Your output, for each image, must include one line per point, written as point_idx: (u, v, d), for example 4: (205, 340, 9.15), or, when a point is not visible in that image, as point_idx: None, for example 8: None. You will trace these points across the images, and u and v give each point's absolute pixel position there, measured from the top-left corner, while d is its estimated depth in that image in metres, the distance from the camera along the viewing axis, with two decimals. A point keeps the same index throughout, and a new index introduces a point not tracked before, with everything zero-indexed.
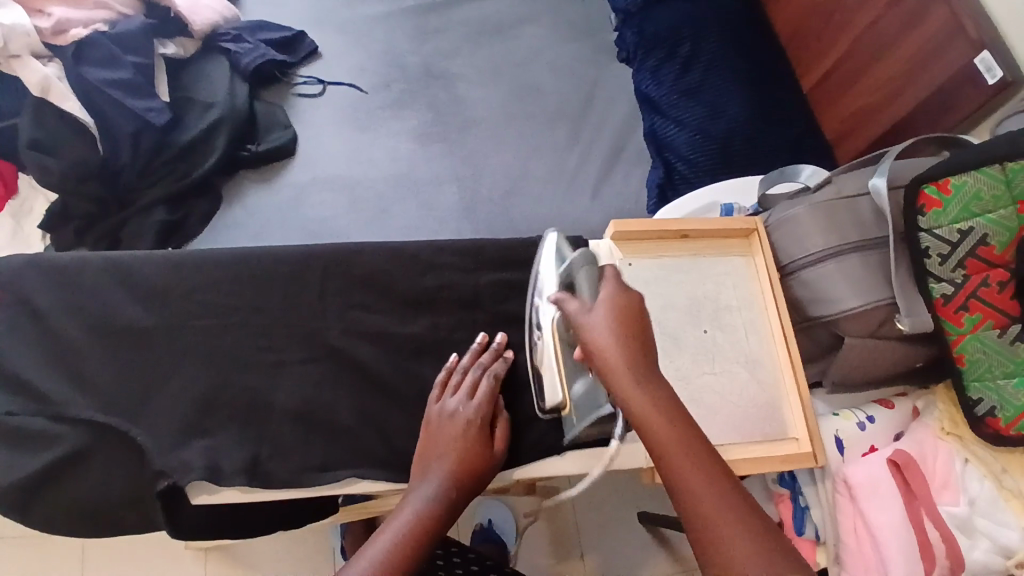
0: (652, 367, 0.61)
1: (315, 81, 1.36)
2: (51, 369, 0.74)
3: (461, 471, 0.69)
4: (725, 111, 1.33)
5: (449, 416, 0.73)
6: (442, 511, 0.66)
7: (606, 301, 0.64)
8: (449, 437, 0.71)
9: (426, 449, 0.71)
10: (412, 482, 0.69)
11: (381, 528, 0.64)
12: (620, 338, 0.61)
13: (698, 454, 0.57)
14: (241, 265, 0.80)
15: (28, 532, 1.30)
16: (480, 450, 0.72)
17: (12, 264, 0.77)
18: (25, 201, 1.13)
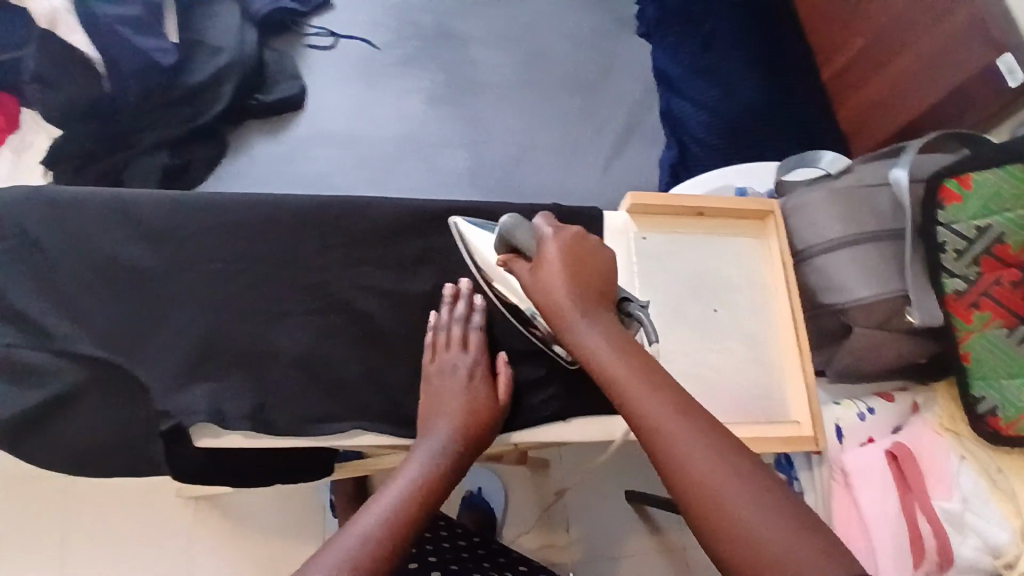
0: (598, 307, 0.64)
1: (326, 34, 1.33)
2: (54, 304, 0.73)
3: (466, 426, 0.71)
4: (743, 94, 1.31)
5: (452, 369, 0.75)
6: (447, 468, 0.68)
7: (551, 260, 0.66)
8: (451, 392, 0.73)
9: (428, 405, 0.73)
10: (417, 438, 0.71)
11: (385, 487, 0.65)
12: (568, 285, 0.65)
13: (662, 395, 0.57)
14: (247, 211, 0.78)
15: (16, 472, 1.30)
16: (484, 401, 0.74)
17: (14, 195, 0.75)
18: (27, 136, 1.11)
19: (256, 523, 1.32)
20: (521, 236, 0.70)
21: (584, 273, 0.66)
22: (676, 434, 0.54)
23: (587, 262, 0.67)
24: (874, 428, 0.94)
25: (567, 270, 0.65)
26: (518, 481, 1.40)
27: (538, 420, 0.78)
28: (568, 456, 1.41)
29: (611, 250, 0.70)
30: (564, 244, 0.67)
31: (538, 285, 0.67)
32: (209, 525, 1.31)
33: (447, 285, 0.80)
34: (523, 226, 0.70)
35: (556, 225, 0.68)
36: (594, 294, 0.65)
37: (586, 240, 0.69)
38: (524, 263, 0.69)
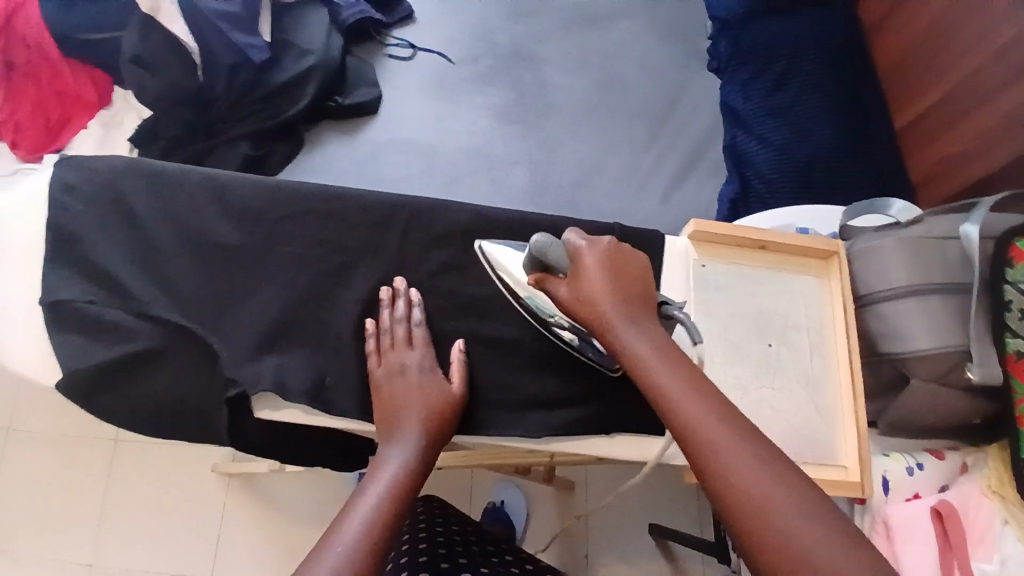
0: (645, 316, 0.67)
1: (407, 45, 1.39)
2: (142, 268, 0.78)
3: (428, 427, 0.73)
4: (812, 136, 1.31)
5: (401, 370, 0.75)
6: (413, 472, 0.69)
7: (591, 272, 0.67)
8: (406, 391, 0.74)
9: (385, 412, 0.74)
10: (380, 446, 0.72)
11: (353, 503, 0.66)
12: (614, 289, 0.66)
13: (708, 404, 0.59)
14: (326, 201, 0.82)
15: (79, 424, 1.46)
16: (442, 395, 0.75)
17: (115, 165, 0.80)
18: (118, 115, 1.27)
19: (286, 506, 1.41)
20: (555, 254, 0.68)
21: (629, 281, 0.68)
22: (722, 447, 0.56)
23: (629, 269, 0.69)
24: (920, 484, 0.92)
25: (606, 280, 0.67)
26: (543, 494, 1.41)
27: (578, 431, 0.79)
28: (593, 478, 1.42)
29: (648, 262, 0.71)
30: (603, 255, 0.68)
31: (581, 297, 0.67)
32: (238, 502, 1.41)
33: (383, 288, 0.80)
34: (553, 242, 0.68)
35: (592, 241, 0.69)
36: (638, 303, 0.67)
37: (625, 252, 0.70)
38: (561, 280, 0.69)
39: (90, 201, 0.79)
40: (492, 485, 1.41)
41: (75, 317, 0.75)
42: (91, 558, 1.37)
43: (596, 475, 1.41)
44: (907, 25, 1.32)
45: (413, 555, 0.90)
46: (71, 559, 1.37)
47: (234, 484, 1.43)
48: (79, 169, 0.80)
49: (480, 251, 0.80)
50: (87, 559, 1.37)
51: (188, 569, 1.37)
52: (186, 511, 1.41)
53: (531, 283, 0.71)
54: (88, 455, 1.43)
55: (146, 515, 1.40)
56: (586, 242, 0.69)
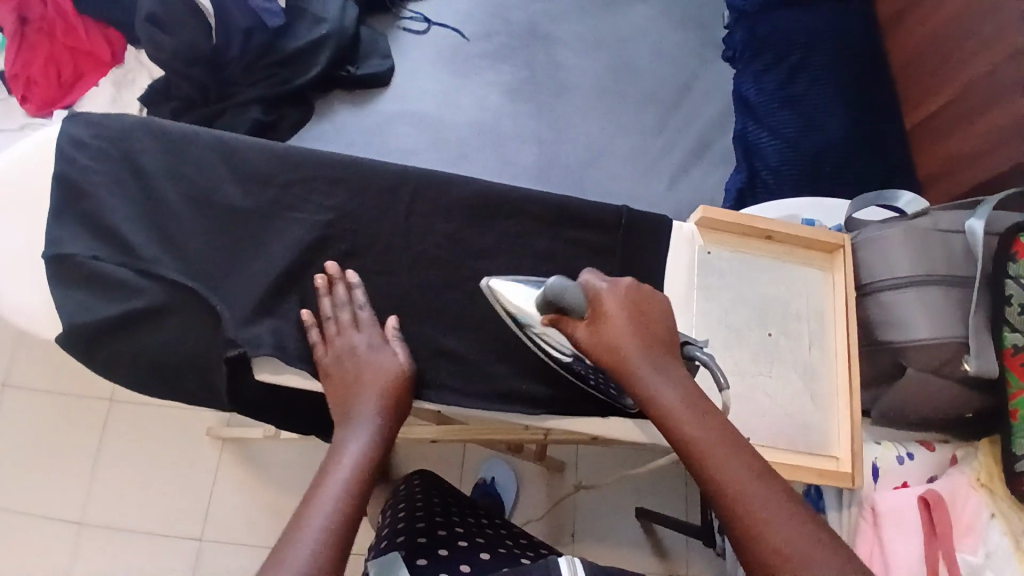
0: (664, 357, 0.67)
1: (421, 19, 1.40)
2: (146, 227, 0.78)
3: (385, 407, 0.72)
4: (822, 128, 1.30)
5: (349, 352, 0.74)
6: (371, 460, 0.68)
7: (616, 316, 0.66)
8: (357, 374, 0.73)
9: (340, 395, 0.73)
10: (336, 434, 0.70)
11: (314, 493, 0.65)
12: (637, 332, 0.66)
13: (739, 460, 0.60)
14: (334, 168, 0.82)
15: (76, 375, 1.47)
16: (394, 371, 0.74)
17: (127, 122, 0.81)
18: (130, 73, 1.32)
19: (279, 472, 1.43)
20: (571, 295, 0.66)
21: (648, 322, 0.68)
22: (756, 504, 0.57)
23: (648, 312, 0.68)
24: (910, 474, 0.92)
25: (630, 324, 0.66)
26: (534, 475, 1.42)
27: (576, 408, 0.81)
28: (583, 460, 1.43)
29: (666, 299, 0.71)
30: (624, 296, 0.68)
31: (602, 340, 0.66)
32: (231, 466, 1.43)
33: (318, 274, 0.79)
34: (569, 287, 0.67)
35: (612, 284, 0.68)
36: (659, 346, 0.67)
37: (642, 291, 0.69)
38: (578, 321, 0.68)
39: (97, 155, 0.80)
40: (484, 462, 1.43)
41: (78, 270, 0.76)
42: (84, 515, 1.39)
43: (587, 458, 1.43)
44: (923, 21, 1.31)
45: (410, 521, 0.92)
46: (66, 513, 1.39)
47: (227, 447, 1.44)
48: (88, 124, 0.81)
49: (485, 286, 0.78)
50: (79, 514, 1.39)
51: (180, 528, 1.39)
52: (180, 471, 1.43)
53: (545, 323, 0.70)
54: (84, 411, 1.45)
55: (138, 475, 1.42)
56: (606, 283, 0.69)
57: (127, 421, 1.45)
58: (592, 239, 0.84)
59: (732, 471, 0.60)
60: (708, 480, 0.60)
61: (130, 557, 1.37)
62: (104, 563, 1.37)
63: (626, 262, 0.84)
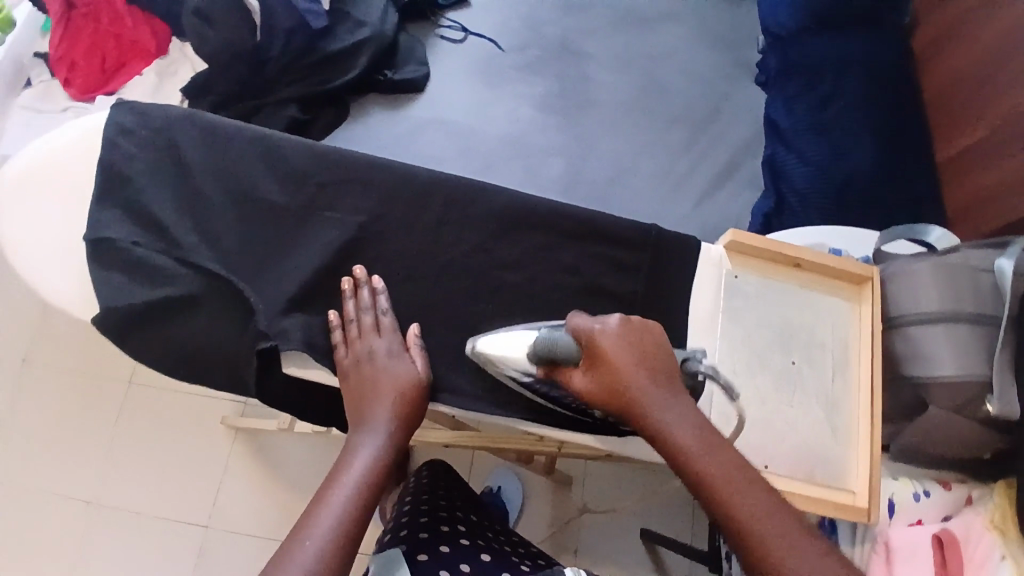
0: (672, 391, 0.69)
1: (458, 28, 1.42)
2: (185, 216, 0.80)
3: (398, 414, 0.74)
4: (851, 156, 1.27)
5: (369, 356, 0.76)
6: (380, 467, 0.71)
7: (614, 355, 0.69)
8: (373, 380, 0.74)
9: (356, 399, 0.74)
10: (351, 436, 0.72)
11: (324, 497, 0.68)
12: (637, 369, 0.68)
13: (752, 496, 0.64)
14: (370, 171, 0.84)
15: (100, 354, 1.50)
16: (410, 379, 0.75)
17: (173, 113, 0.83)
18: (173, 65, 1.39)
19: (288, 466, 1.44)
20: (564, 344, 0.70)
21: (648, 359, 0.70)
22: (777, 540, 0.61)
23: (647, 347, 0.71)
24: (926, 511, 0.92)
25: (631, 361, 0.69)
26: (541, 490, 1.42)
27: (596, 428, 0.80)
28: (592, 477, 1.43)
29: (663, 331, 0.73)
30: (618, 334, 0.70)
31: (603, 382, 0.69)
32: (242, 458, 1.45)
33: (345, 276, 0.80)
34: (560, 337, 0.70)
35: (608, 323, 0.70)
36: (664, 381, 0.69)
37: (637, 325, 0.72)
38: (573, 369, 0.71)
39: (143, 143, 0.82)
40: (491, 471, 1.43)
41: (117, 254, 0.78)
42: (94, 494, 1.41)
43: (596, 475, 1.43)
44: (957, 57, 1.31)
45: (414, 515, 0.92)
46: (78, 490, 1.42)
47: (240, 439, 1.46)
48: (134, 112, 0.83)
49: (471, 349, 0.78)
50: (89, 495, 1.41)
51: (187, 515, 1.41)
52: (192, 457, 1.44)
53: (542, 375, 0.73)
54: (101, 391, 1.47)
55: (150, 459, 1.44)
56: (601, 321, 0.72)
57: (143, 403, 1.47)
58: (619, 256, 0.85)
59: (742, 504, 0.63)
60: (725, 514, 0.64)
61: (137, 542, 1.39)
62: (111, 545, 1.39)
63: (651, 281, 0.85)
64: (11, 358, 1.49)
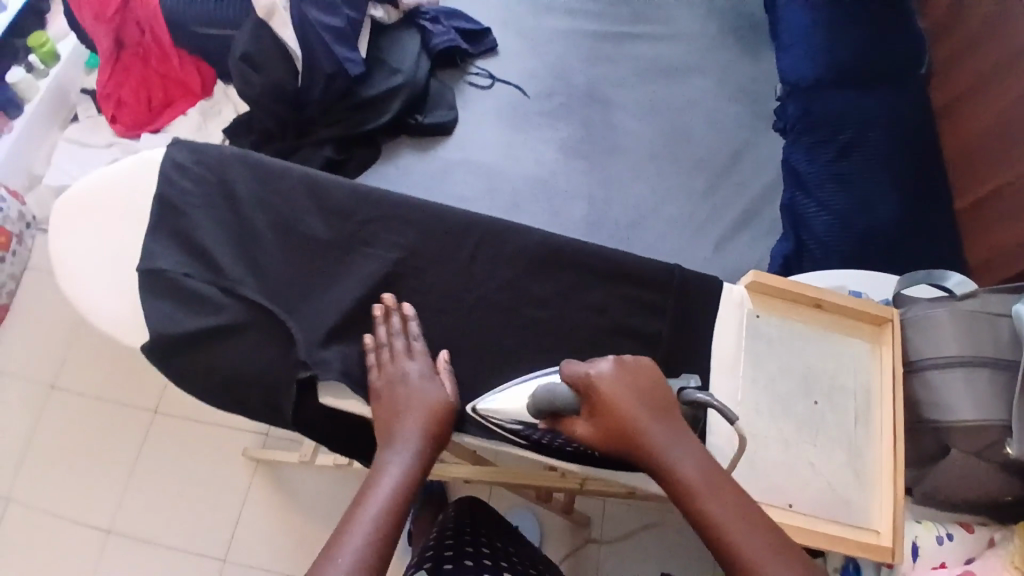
0: (676, 431, 0.69)
1: (487, 76, 1.49)
2: (233, 249, 0.85)
3: (428, 432, 0.74)
4: (873, 207, 1.31)
5: (403, 378, 0.78)
6: (412, 481, 0.70)
7: (615, 397, 0.69)
8: (407, 399, 0.76)
9: (388, 417, 0.75)
10: (380, 451, 0.72)
11: (354, 511, 0.66)
12: (639, 410, 0.69)
13: (759, 535, 0.63)
14: (409, 210, 0.88)
15: (128, 379, 1.54)
16: (441, 398, 0.77)
17: (225, 153, 0.89)
18: (216, 105, 1.48)
19: (307, 496, 1.46)
20: (563, 392, 0.72)
21: (651, 398, 0.70)
22: None
23: (649, 386, 0.71)
24: (949, 555, 0.91)
25: (633, 402, 0.69)
26: (558, 530, 1.42)
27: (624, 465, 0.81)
28: (609, 518, 1.43)
29: (654, 364, 0.74)
30: (614, 376, 0.70)
31: (606, 426, 0.69)
32: (262, 487, 1.47)
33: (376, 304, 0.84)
34: (556, 391, 0.73)
35: (606, 363, 0.71)
36: (668, 422, 0.70)
37: (636, 364, 0.72)
38: (575, 417, 0.72)
39: (195, 179, 0.88)
40: (509, 506, 1.43)
41: (167, 284, 0.83)
42: (108, 522, 1.43)
43: (613, 514, 1.43)
44: (975, 111, 1.35)
45: (439, 545, 0.96)
46: (100, 516, 1.44)
47: (259, 469, 1.48)
48: (190, 151, 0.89)
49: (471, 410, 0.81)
50: (108, 522, 1.43)
51: (207, 544, 1.42)
52: (214, 487, 1.46)
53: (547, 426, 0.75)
54: (129, 417, 1.51)
55: (170, 487, 1.46)
56: (602, 363, 0.72)
57: (169, 429, 1.50)
58: (644, 296, 0.89)
59: (747, 538, 0.63)
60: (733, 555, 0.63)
61: (156, 569, 1.40)
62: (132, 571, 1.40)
63: (677, 322, 0.88)
64: (40, 383, 1.54)
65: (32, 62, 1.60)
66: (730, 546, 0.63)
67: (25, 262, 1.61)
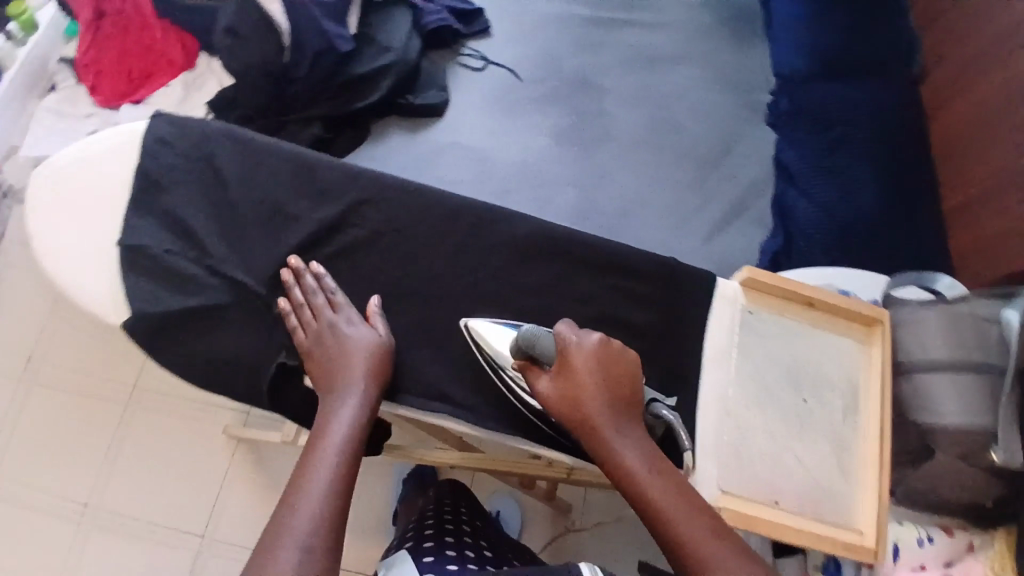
0: (626, 416, 0.73)
1: (479, 57, 1.46)
2: (218, 232, 0.85)
3: (370, 385, 0.76)
4: (860, 202, 1.30)
5: (329, 330, 0.79)
6: (360, 435, 0.73)
7: (584, 371, 0.72)
8: (337, 353, 0.77)
9: (325, 374, 0.77)
10: (325, 412, 0.74)
11: (303, 477, 0.69)
12: (601, 389, 0.72)
13: (692, 513, 0.67)
14: (401, 194, 0.88)
15: (104, 358, 1.51)
16: (373, 342, 0.78)
17: (211, 128, 0.89)
18: (200, 77, 1.42)
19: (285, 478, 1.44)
20: (544, 344, 0.76)
21: (614, 380, 0.73)
22: (717, 557, 0.64)
23: (615, 368, 0.74)
24: (929, 557, 0.90)
25: (596, 383, 0.72)
26: (539, 515, 1.42)
27: None
28: (591, 504, 1.42)
29: (637, 358, 0.77)
30: (594, 351, 0.73)
31: (570, 392, 0.72)
32: (241, 467, 1.43)
33: (283, 268, 0.83)
34: (542, 335, 0.76)
35: (585, 338, 0.74)
36: (622, 405, 0.73)
37: (613, 348, 0.75)
38: (544, 372, 0.75)
39: (182, 153, 0.88)
40: (490, 494, 1.44)
41: (152, 264, 0.83)
42: (92, 496, 1.41)
43: (595, 500, 1.43)
44: (962, 109, 1.34)
45: (420, 527, 0.99)
46: (72, 494, 1.41)
47: (238, 449, 1.45)
48: (172, 125, 0.89)
49: (463, 326, 0.82)
50: (86, 497, 1.41)
51: (181, 525, 1.40)
52: (189, 468, 1.44)
53: (516, 368, 0.77)
54: (104, 395, 1.48)
55: (146, 465, 1.43)
56: (581, 336, 0.75)
57: (144, 409, 1.47)
58: (636, 288, 0.87)
59: (670, 501, 0.68)
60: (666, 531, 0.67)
61: (128, 548, 1.38)
62: (102, 551, 1.38)
63: (666, 314, 0.87)
64: (15, 355, 1.51)
65: (10, 30, 1.54)
66: (665, 523, 0.67)
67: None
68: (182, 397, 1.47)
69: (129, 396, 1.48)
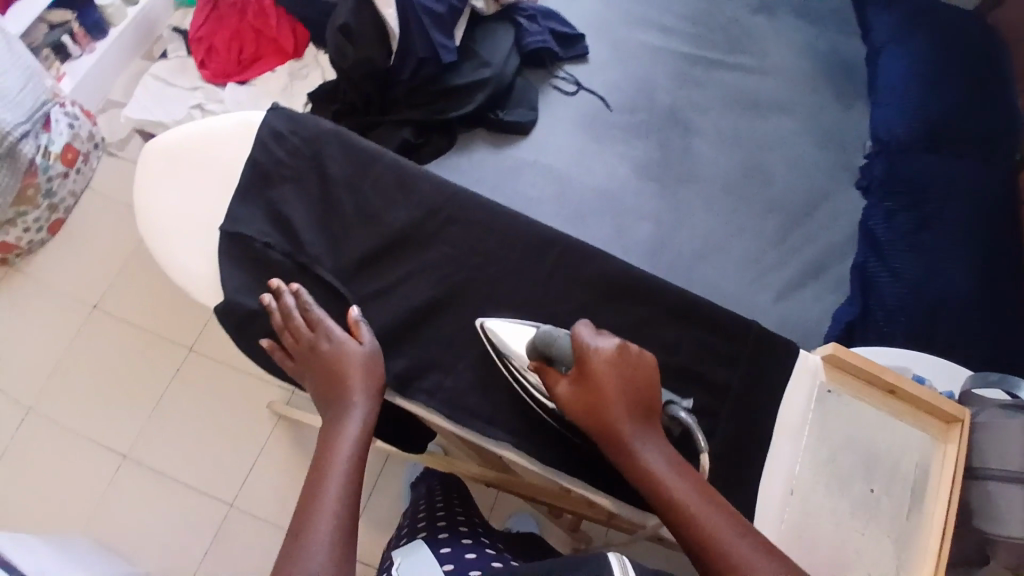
0: (648, 423, 0.73)
1: (572, 81, 1.47)
2: (319, 231, 0.89)
3: (365, 393, 0.78)
4: (943, 283, 1.25)
5: (314, 350, 0.81)
6: (363, 444, 0.76)
7: (605, 367, 0.73)
8: (325, 371, 0.80)
9: (323, 390, 0.80)
10: (326, 428, 0.77)
11: (315, 489, 0.71)
12: (622, 392, 0.72)
13: (721, 515, 0.66)
14: (495, 219, 0.90)
15: (170, 316, 1.57)
16: (358, 350, 0.81)
17: (323, 129, 0.93)
18: (305, 68, 1.49)
19: None
20: (562, 342, 0.77)
21: (636, 386, 0.73)
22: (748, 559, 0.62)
23: (637, 374, 0.74)
24: None
25: (619, 382, 0.72)
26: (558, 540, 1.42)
27: None
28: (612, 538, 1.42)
29: (655, 359, 0.76)
30: (610, 354, 0.74)
31: (593, 386, 0.73)
32: (279, 444, 1.48)
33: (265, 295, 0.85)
34: (558, 338, 0.78)
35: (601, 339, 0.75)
36: (646, 410, 0.73)
37: (633, 354, 0.75)
38: (562, 374, 0.76)
39: (292, 150, 0.92)
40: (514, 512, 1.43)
41: (250, 252, 0.88)
42: (131, 448, 1.47)
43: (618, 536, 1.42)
44: None
45: (430, 520, 1.02)
46: (115, 445, 1.47)
47: (280, 424, 1.49)
48: (288, 120, 0.94)
49: (481, 327, 0.84)
50: (127, 448, 1.47)
51: (216, 489, 1.44)
52: (231, 437, 1.48)
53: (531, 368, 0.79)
54: (164, 353, 1.54)
55: (190, 426, 1.49)
56: (600, 339, 0.76)
57: (198, 372, 1.53)
58: (718, 348, 0.89)
59: (691, 502, 0.67)
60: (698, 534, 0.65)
61: (162, 503, 1.43)
62: (135, 503, 1.43)
63: (745, 377, 0.88)
64: (81, 303, 1.57)
65: None
66: (694, 526, 0.66)
67: (85, 181, 1.64)
68: (239, 367, 1.53)
69: (186, 357, 1.54)
